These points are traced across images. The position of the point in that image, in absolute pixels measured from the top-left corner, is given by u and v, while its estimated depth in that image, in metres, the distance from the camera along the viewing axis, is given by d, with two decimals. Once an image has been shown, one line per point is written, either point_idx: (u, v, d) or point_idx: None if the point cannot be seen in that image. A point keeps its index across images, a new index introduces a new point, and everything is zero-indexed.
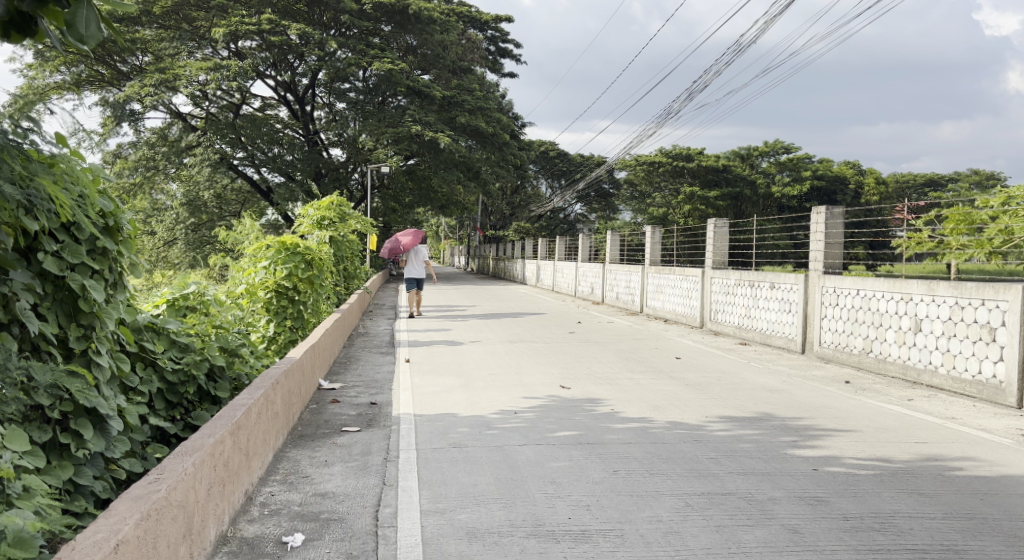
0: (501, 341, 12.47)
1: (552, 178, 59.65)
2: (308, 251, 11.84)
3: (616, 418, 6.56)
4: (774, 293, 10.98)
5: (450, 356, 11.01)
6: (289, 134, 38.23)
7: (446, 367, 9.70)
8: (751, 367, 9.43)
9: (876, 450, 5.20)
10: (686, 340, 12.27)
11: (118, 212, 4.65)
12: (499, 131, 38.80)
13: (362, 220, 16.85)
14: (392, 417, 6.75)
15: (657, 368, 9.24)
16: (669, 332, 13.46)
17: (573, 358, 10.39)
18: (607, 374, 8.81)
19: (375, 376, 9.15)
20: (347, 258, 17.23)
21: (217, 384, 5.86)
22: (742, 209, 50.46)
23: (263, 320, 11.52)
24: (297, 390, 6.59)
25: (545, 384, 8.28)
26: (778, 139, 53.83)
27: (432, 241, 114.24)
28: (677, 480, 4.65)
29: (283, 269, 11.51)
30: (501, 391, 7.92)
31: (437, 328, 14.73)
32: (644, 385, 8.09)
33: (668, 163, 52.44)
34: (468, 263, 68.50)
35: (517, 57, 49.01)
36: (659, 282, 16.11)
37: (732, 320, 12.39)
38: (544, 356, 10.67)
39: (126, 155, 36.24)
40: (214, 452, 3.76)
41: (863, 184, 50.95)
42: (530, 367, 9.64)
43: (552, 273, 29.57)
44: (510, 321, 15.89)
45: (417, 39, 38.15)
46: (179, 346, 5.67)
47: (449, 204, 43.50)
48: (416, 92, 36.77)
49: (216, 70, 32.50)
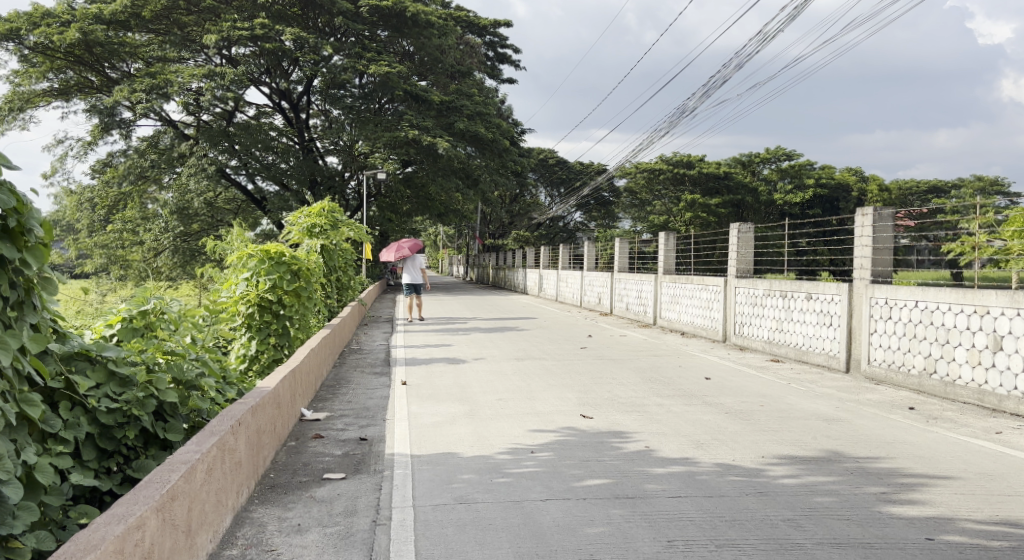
0: (508, 358, 11.38)
1: (551, 186, 58.62)
2: (295, 261, 10.77)
3: (655, 460, 5.47)
4: (811, 305, 9.92)
5: (451, 376, 9.93)
6: (283, 142, 37.23)
7: (447, 391, 8.60)
8: (793, 389, 8.31)
9: (998, 510, 4.10)
10: (711, 357, 11.20)
11: (25, 209, 3.58)
12: (499, 137, 37.73)
13: (356, 228, 15.72)
14: (384, 459, 5.67)
15: (687, 391, 8.16)
16: (690, 348, 12.38)
17: (590, 378, 9.31)
18: (631, 400, 7.74)
19: (366, 402, 8.05)
20: (341, 268, 16.11)
21: (168, 425, 4.74)
22: (743, 216, 49.60)
23: (245, 338, 10.44)
24: (269, 428, 5.50)
25: (563, 413, 7.18)
26: (780, 146, 52.74)
27: (432, 251, 113.07)
28: (757, 558, 3.56)
29: (267, 281, 10.45)
30: (512, 423, 6.82)
31: (438, 343, 13.63)
32: (678, 415, 7.00)
33: (668, 170, 51.46)
34: (467, 273, 67.36)
35: (516, 64, 48.06)
36: (675, 292, 15.04)
37: (761, 335, 11.32)
38: (557, 375, 9.60)
39: (116, 163, 35.30)
40: (120, 547, 2.67)
41: (866, 192, 49.87)
42: (542, 390, 8.53)
43: (555, 282, 28.48)
44: (516, 334, 14.79)
45: (414, 43, 37.13)
46: (119, 379, 4.55)
47: (447, 213, 42.47)
48: (412, 97, 35.78)
49: (210, 78, 31.60)
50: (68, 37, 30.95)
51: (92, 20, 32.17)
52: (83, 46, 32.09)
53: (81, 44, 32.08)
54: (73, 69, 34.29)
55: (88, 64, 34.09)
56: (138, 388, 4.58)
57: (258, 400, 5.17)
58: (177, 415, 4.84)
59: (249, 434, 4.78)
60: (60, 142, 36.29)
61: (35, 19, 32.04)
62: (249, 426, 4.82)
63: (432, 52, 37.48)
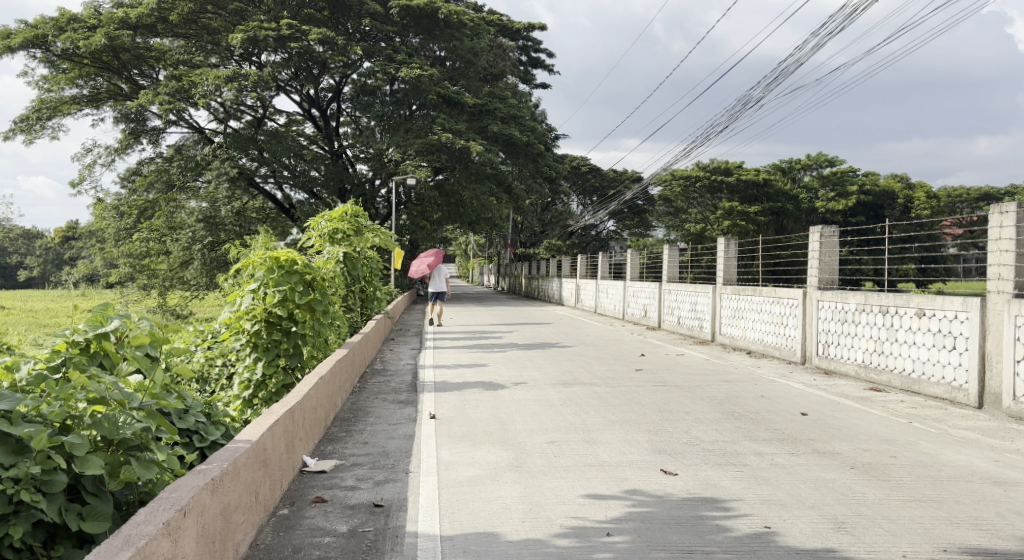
0: (553, 382, 9.81)
1: (584, 195, 56.83)
2: (308, 270, 9.32)
3: (791, 552, 3.85)
4: (923, 323, 8.25)
5: (488, 405, 8.38)
6: (312, 149, 36.18)
7: (485, 427, 7.04)
8: (919, 431, 6.61)
9: None
10: (794, 384, 9.54)
11: None
12: (534, 142, 36.05)
13: (382, 234, 14.24)
14: (403, 542, 4.14)
15: (788, 434, 6.51)
16: (764, 371, 10.73)
17: (658, 411, 7.70)
18: (721, 448, 6.13)
19: (386, 445, 6.53)
20: (365, 279, 14.64)
21: (87, 509, 3.20)
22: (784, 225, 47.35)
23: (249, 359, 8.99)
24: (246, 500, 3.96)
25: (636, 466, 5.58)
26: (822, 152, 50.36)
27: (463, 260, 112.17)
28: None
29: (275, 294, 8.98)
30: (573, 481, 5.24)
31: (471, 363, 12.05)
32: (792, 473, 5.38)
33: (705, 178, 49.51)
34: (499, 283, 65.92)
35: (550, 68, 46.58)
36: (738, 306, 13.37)
37: (854, 358, 9.61)
38: (616, 407, 8.00)
39: (145, 171, 34.55)
40: None
41: (913, 199, 47.05)
42: (602, 428, 6.94)
43: (594, 292, 26.85)
44: (558, 353, 13.19)
45: (446, 46, 35.72)
46: (12, 443, 3.04)
47: (479, 221, 40.99)
48: (444, 100, 34.34)
49: (235, 81, 30.55)
50: (93, 41, 29.82)
51: (117, 24, 31.22)
52: (109, 51, 31.06)
53: (107, 50, 31.06)
54: (101, 76, 33.32)
55: (115, 70, 33.12)
56: (37, 457, 3.05)
57: (224, 469, 3.62)
58: (102, 493, 3.30)
59: (202, 527, 3.24)
60: (87, 150, 35.54)
61: (60, 24, 30.99)
62: (205, 514, 3.30)
63: (464, 55, 36.18)
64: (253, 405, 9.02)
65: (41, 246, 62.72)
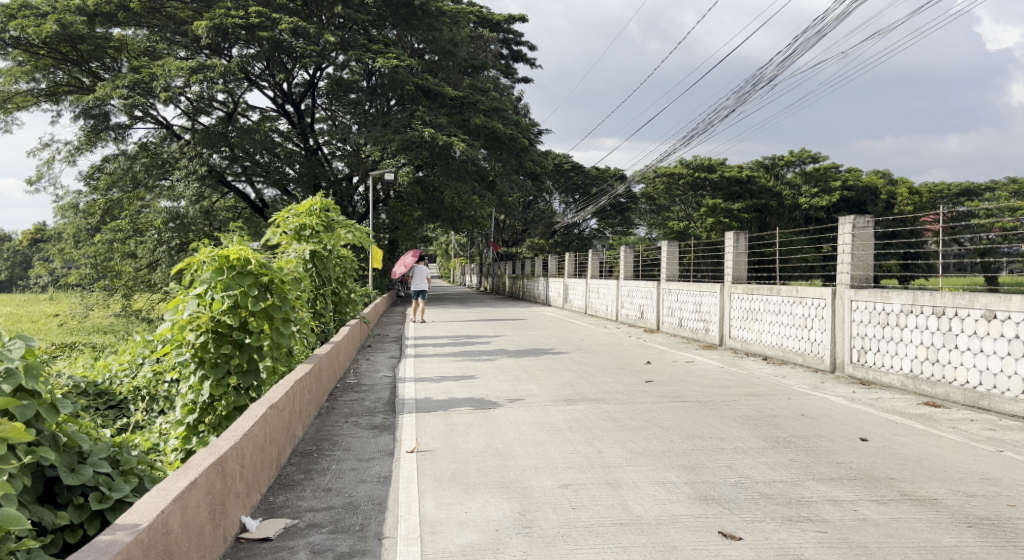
0: (554, 399, 8.44)
1: (567, 193, 55.52)
2: (265, 270, 7.89)
3: None
4: (992, 328, 7.00)
5: (481, 430, 6.97)
6: (286, 146, 34.51)
7: (479, 464, 5.68)
8: (1018, 464, 5.32)
9: None
10: (833, 397, 8.25)
11: None
12: (517, 136, 34.59)
13: (357, 231, 12.82)
14: None
15: (859, 471, 5.20)
16: (793, 381, 9.43)
17: (687, 438, 6.37)
18: (782, 494, 4.79)
19: (354, 494, 5.17)
20: (339, 280, 13.18)
21: None
22: (767, 222, 46.18)
23: (194, 377, 7.56)
24: None
25: (684, 527, 4.22)
26: (805, 147, 49.21)
27: (445, 259, 110.80)
28: None
29: (224, 299, 7.54)
30: (600, 552, 3.88)
31: (458, 374, 10.66)
32: (893, 533, 4.05)
33: (688, 174, 48.25)
34: (481, 283, 64.51)
35: (531, 62, 45.26)
36: (752, 307, 12.09)
37: (898, 368, 8.35)
38: (635, 432, 6.63)
39: (108, 169, 32.78)
40: None
41: (896, 195, 45.80)
42: (625, 464, 5.59)
43: (584, 291, 25.42)
44: (555, 361, 11.81)
45: (424, 36, 34.25)
46: None
47: (461, 219, 39.53)
48: (423, 92, 32.86)
49: (199, 71, 28.65)
50: (46, 29, 27.94)
51: (74, 12, 29.31)
52: (66, 41, 29.29)
53: (64, 39, 29.26)
54: (61, 68, 31.45)
55: (75, 61, 31.27)
56: None
57: None
58: None
59: None
60: (47, 146, 33.72)
61: (12, 11, 28.99)
62: None
63: (444, 46, 34.84)
64: (199, 433, 7.64)
65: (9, 248, 60.55)
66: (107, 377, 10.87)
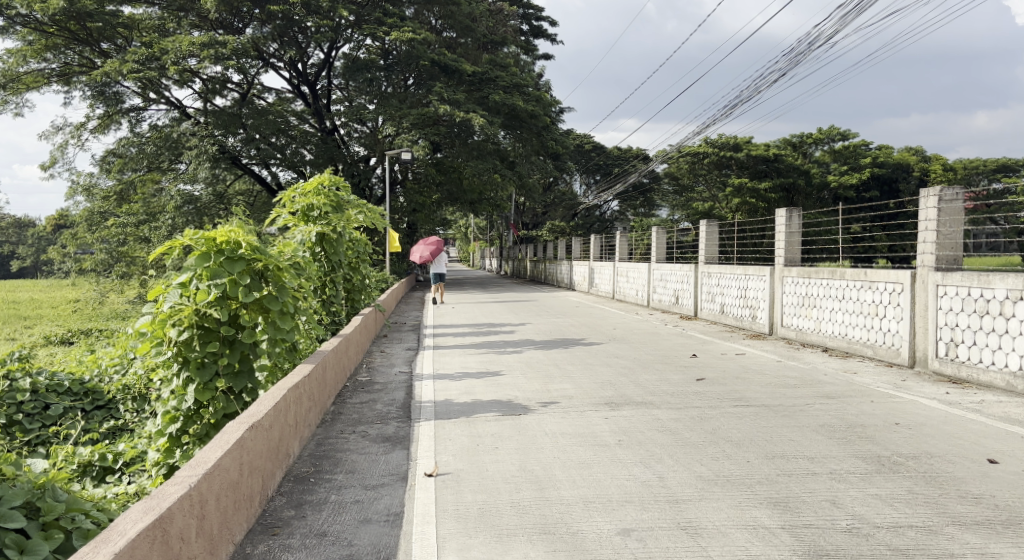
0: (593, 403, 7.26)
1: (588, 174, 54.05)
2: (258, 255, 6.67)
3: None
4: None
5: (513, 445, 5.80)
6: (301, 127, 33.41)
7: (513, 498, 4.51)
8: None
9: None
10: (925, 400, 7.01)
11: None
12: (539, 113, 33.18)
13: (369, 211, 11.60)
14: None
15: (1012, 511, 4.00)
16: (867, 378, 8.21)
17: (767, 459, 5.17)
18: (921, 550, 3.59)
19: (357, 540, 4.04)
20: (351, 264, 11.97)
21: None
22: (794, 201, 44.38)
23: (177, 380, 6.42)
24: None
25: None
26: (834, 124, 47.31)
27: (464, 243, 109.98)
28: None
29: (211, 289, 6.33)
30: None
31: (482, 370, 9.49)
32: None
33: (713, 153, 46.10)
34: (501, 267, 63.21)
35: (552, 38, 43.77)
36: (809, 292, 10.83)
37: (1003, 366, 7.11)
38: (701, 451, 5.42)
39: (124, 152, 31.81)
40: None
41: (929, 172, 43.86)
42: (699, 499, 4.41)
43: (611, 274, 24.18)
44: (588, 354, 10.61)
45: (442, 10, 32.90)
46: None
47: (480, 201, 38.24)
48: (440, 68, 31.55)
49: (211, 46, 27.42)
50: (54, 6, 26.90)
51: None
52: (74, 18, 28.22)
53: (72, 16, 28.18)
54: (72, 48, 30.40)
55: (85, 41, 30.25)
56: None
57: None
58: None
59: None
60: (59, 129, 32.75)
61: None
62: None
63: (462, 21, 33.48)
64: (183, 445, 6.58)
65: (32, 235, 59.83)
66: (96, 372, 9.77)
